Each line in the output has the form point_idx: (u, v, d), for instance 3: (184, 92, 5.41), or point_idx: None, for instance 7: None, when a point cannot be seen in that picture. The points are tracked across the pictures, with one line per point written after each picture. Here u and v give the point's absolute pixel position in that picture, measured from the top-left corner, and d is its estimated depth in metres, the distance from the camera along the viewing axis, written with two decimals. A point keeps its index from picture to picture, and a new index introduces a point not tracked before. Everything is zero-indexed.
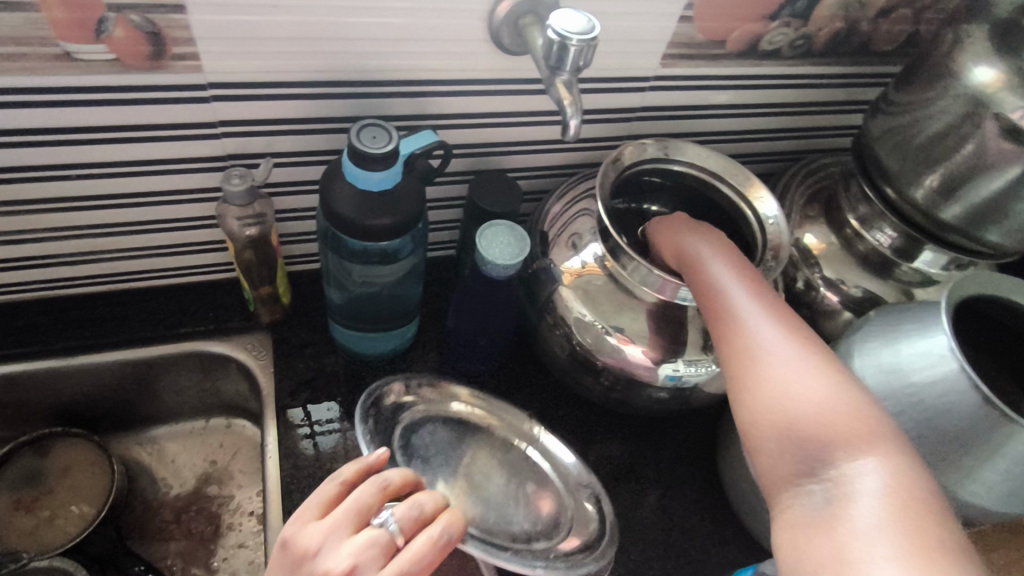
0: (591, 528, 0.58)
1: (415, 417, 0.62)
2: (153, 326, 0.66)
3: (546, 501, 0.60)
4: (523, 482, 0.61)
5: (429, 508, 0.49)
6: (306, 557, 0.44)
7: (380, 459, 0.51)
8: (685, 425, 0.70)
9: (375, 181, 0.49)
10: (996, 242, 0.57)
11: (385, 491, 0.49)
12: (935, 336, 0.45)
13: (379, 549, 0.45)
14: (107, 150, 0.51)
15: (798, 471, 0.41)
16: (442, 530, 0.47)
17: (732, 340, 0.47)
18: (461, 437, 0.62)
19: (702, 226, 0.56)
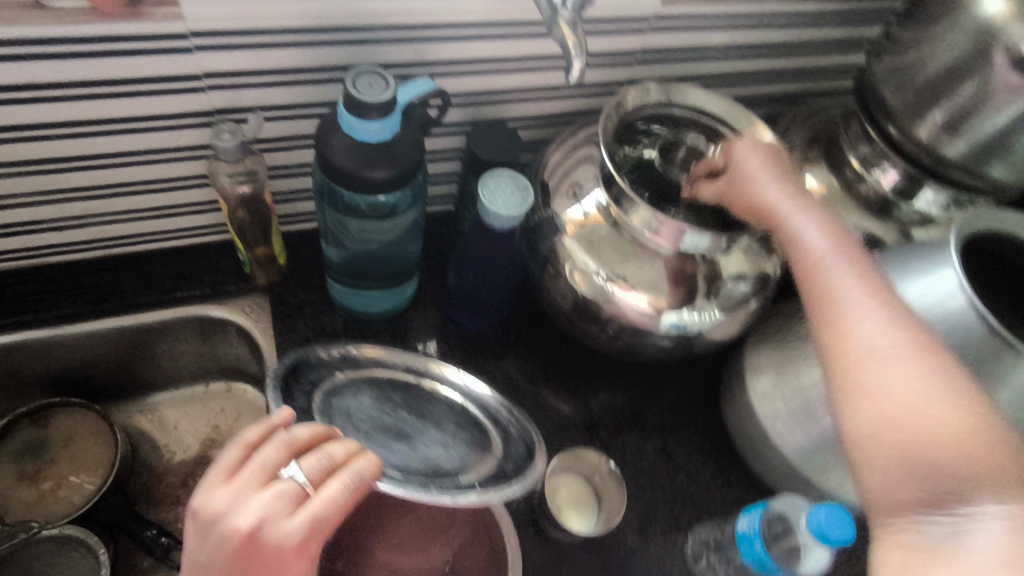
0: (530, 457, 0.54)
1: (336, 382, 0.56)
2: (148, 291, 0.65)
3: (480, 443, 0.56)
4: (454, 432, 0.56)
5: (341, 452, 0.46)
6: (212, 523, 0.42)
7: (285, 416, 0.47)
8: (688, 372, 0.71)
9: (374, 131, 0.47)
10: (998, 177, 0.57)
11: (291, 445, 0.46)
12: (944, 274, 0.46)
13: (287, 501, 0.43)
14: (88, 107, 0.49)
15: (917, 497, 0.39)
16: (355, 472, 0.44)
17: (845, 344, 0.45)
18: (386, 395, 0.57)
19: (812, 210, 0.53)
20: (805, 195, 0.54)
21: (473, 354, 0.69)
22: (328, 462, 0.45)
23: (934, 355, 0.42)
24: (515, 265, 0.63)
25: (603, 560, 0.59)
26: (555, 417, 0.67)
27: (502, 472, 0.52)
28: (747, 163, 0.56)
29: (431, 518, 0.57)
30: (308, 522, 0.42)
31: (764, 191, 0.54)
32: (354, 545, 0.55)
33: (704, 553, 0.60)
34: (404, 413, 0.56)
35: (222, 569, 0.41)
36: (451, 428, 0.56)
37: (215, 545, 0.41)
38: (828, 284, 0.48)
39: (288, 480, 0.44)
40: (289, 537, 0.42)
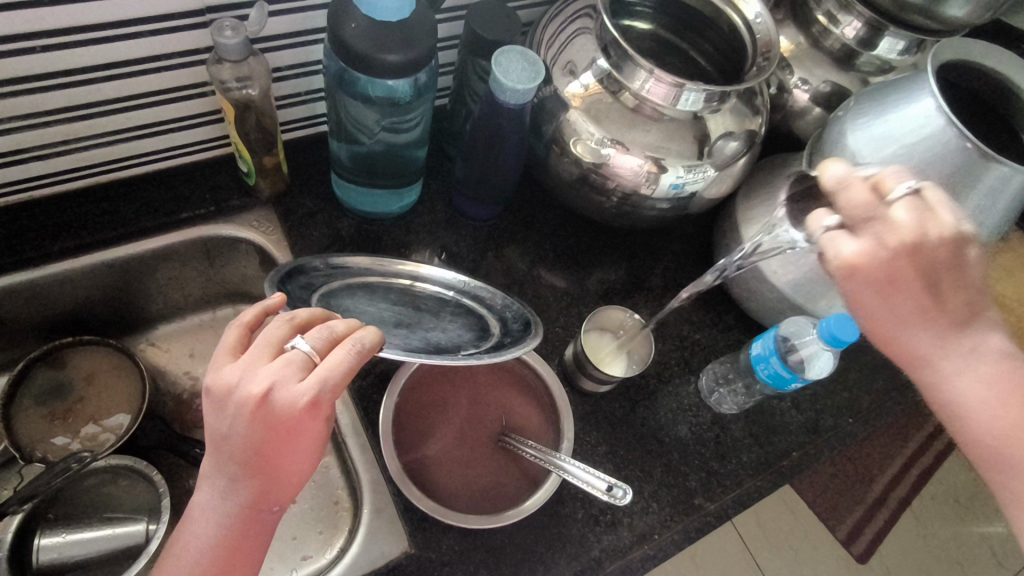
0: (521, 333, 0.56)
1: (330, 286, 0.57)
2: (150, 216, 0.64)
3: (474, 327, 0.58)
4: (447, 319, 0.58)
5: (342, 326, 0.47)
6: (227, 393, 0.44)
7: (280, 300, 0.49)
8: (680, 238, 0.76)
9: (391, 9, 0.47)
10: (953, 16, 0.62)
11: (294, 322, 0.47)
12: (923, 101, 0.51)
13: (296, 367, 0.45)
14: (77, 10, 0.47)
15: None
16: (357, 339, 0.46)
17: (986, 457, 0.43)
18: (376, 294, 0.58)
19: (925, 307, 0.43)
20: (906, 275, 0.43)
21: (483, 242, 0.72)
22: (330, 332, 0.46)
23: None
24: (522, 150, 0.65)
25: (630, 403, 0.66)
26: (569, 290, 0.72)
27: (500, 344, 0.54)
28: (874, 293, 0.44)
29: (480, 387, 0.62)
30: (317, 385, 0.44)
31: (913, 345, 0.44)
32: (416, 419, 0.59)
33: (715, 387, 0.68)
34: (398, 308, 0.57)
35: (244, 431, 0.43)
36: (444, 317, 0.58)
37: (234, 412, 0.44)
38: (996, 426, 0.42)
39: (294, 350, 0.45)
40: (300, 397, 0.43)
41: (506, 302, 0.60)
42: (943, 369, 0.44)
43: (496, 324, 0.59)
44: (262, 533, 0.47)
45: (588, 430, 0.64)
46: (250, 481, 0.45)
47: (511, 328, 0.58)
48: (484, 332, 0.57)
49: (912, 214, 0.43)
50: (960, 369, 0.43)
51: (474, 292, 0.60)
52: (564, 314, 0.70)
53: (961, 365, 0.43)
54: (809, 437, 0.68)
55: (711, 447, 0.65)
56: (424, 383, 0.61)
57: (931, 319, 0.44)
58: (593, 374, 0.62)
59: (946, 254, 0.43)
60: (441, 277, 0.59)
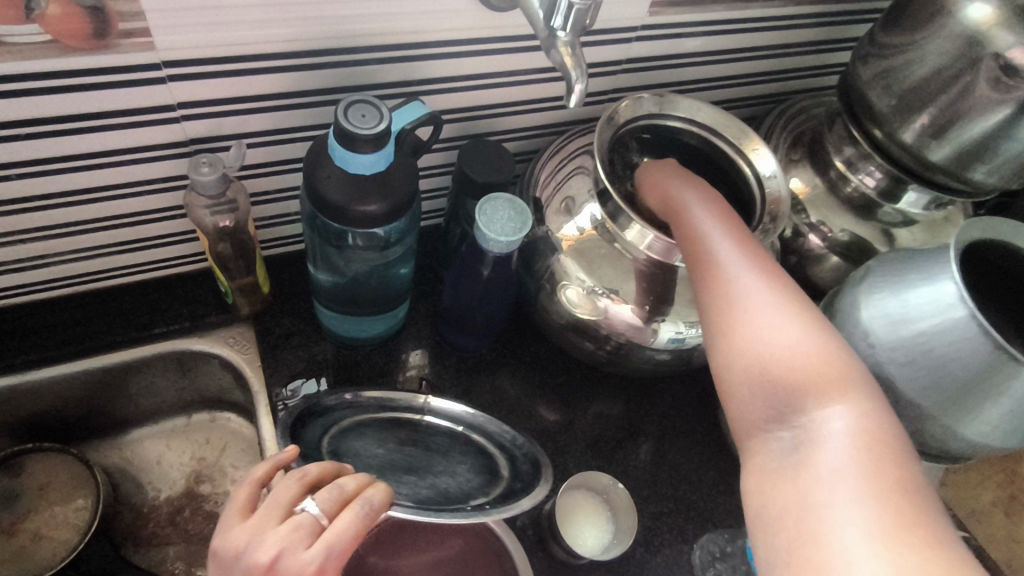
0: (531, 480, 0.52)
1: (341, 424, 0.54)
2: (123, 328, 0.62)
3: (483, 468, 0.54)
4: (456, 462, 0.54)
5: (352, 484, 0.46)
6: (231, 560, 0.41)
7: (292, 454, 0.47)
8: (682, 379, 0.71)
9: (363, 163, 0.45)
10: (982, 181, 0.57)
11: (304, 479, 0.45)
12: (944, 285, 0.46)
13: (304, 532, 0.42)
14: (55, 142, 0.46)
15: (768, 417, 0.42)
16: (366, 501, 0.44)
17: (707, 285, 0.48)
18: (387, 435, 0.54)
19: (683, 170, 0.55)
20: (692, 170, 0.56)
21: (468, 373, 0.68)
22: (340, 492, 0.45)
23: (794, 314, 0.44)
24: (512, 284, 0.62)
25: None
26: (557, 430, 0.66)
27: (511, 490, 0.51)
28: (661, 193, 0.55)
29: (436, 550, 0.56)
30: (325, 551, 0.41)
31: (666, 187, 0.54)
32: None
33: (711, 563, 0.60)
34: (404, 451, 0.54)
35: None
36: (453, 460, 0.54)
37: None
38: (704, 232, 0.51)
39: (303, 513, 0.43)
40: (308, 567, 0.40)
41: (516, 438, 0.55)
42: (676, 183, 0.54)
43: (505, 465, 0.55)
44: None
45: None
46: None
47: (522, 470, 0.54)
48: (493, 475, 0.54)
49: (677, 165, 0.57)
50: (685, 184, 0.54)
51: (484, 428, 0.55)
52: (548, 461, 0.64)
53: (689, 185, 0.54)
54: None
55: None
56: (374, 543, 0.56)
57: (684, 183, 0.54)
58: (565, 546, 0.55)
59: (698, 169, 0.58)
60: (451, 410, 0.55)
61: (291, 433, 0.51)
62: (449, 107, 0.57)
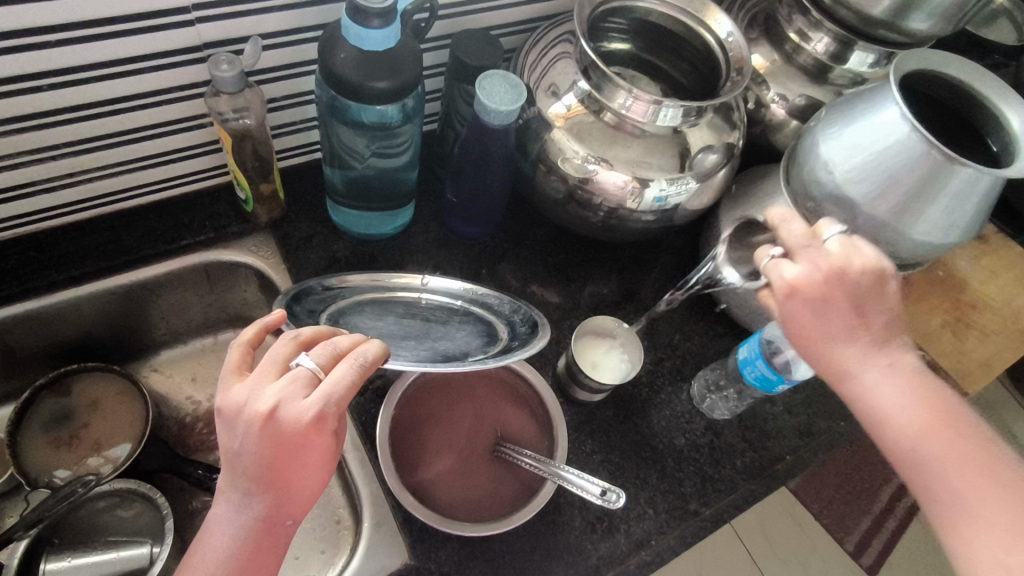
0: (529, 337, 0.52)
1: (338, 305, 0.55)
2: (152, 243, 0.66)
3: (483, 334, 0.54)
4: (454, 327, 0.54)
5: (348, 340, 0.44)
6: (235, 412, 0.41)
7: (280, 316, 0.46)
8: (667, 249, 0.78)
9: (374, 38, 0.49)
10: (916, 29, 0.64)
11: (299, 340, 0.44)
12: (888, 108, 0.54)
13: (301, 384, 0.41)
14: (82, 49, 0.50)
15: None
16: (359, 353, 0.42)
17: (940, 514, 0.44)
18: (386, 310, 0.55)
19: (829, 299, 0.49)
20: (881, 342, 0.49)
21: (476, 260, 0.74)
22: (333, 347, 0.42)
23: None
24: (510, 168, 0.68)
25: (623, 413, 0.67)
26: (562, 304, 0.73)
27: (509, 346, 0.50)
28: (803, 332, 0.50)
29: (472, 400, 0.62)
30: (322, 401, 0.40)
31: (834, 355, 0.49)
32: (411, 438, 0.59)
33: (707, 394, 0.69)
34: (405, 323, 0.54)
35: (252, 453, 0.40)
36: (452, 326, 0.54)
37: (240, 435, 0.40)
38: (909, 435, 0.46)
39: (299, 366, 0.41)
40: (306, 414, 0.39)
41: (512, 308, 0.57)
42: (862, 383, 0.48)
43: (504, 330, 0.55)
44: (277, 549, 0.43)
45: (582, 441, 0.65)
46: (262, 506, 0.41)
47: (522, 332, 0.54)
48: (492, 337, 0.54)
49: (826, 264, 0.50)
50: (875, 383, 0.48)
51: (480, 301, 0.57)
52: (556, 327, 0.72)
53: (891, 396, 0.47)
54: (802, 441, 0.69)
55: (705, 453, 0.66)
56: (411, 401, 0.61)
57: (848, 344, 0.49)
58: (585, 384, 0.63)
59: (874, 278, 0.49)
60: (449, 291, 0.57)
61: (287, 307, 0.51)
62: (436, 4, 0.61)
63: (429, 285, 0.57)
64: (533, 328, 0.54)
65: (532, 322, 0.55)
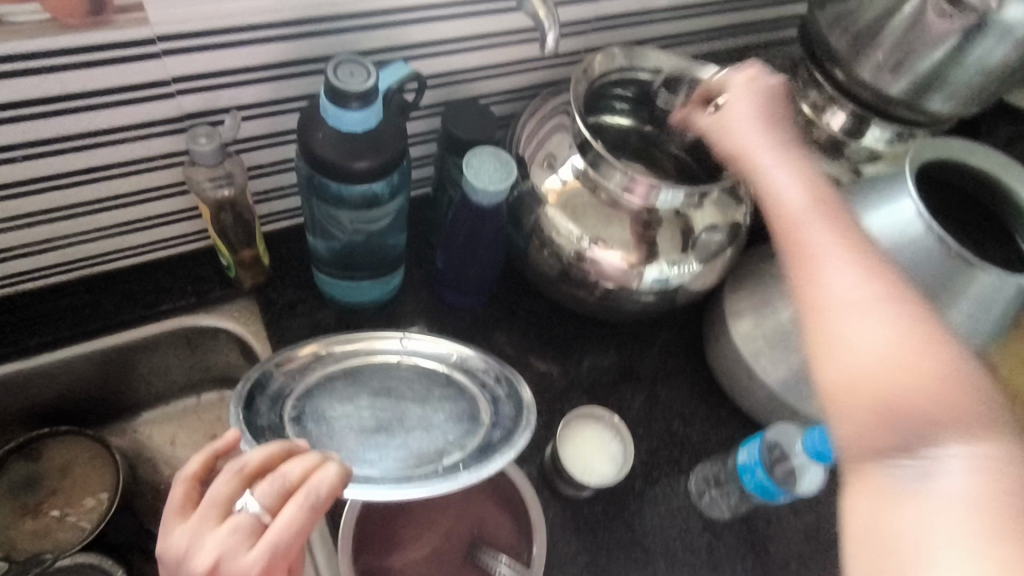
0: (506, 429, 0.53)
1: (307, 382, 0.55)
2: (129, 308, 0.64)
3: (460, 416, 0.55)
4: (430, 408, 0.56)
5: (297, 469, 0.40)
6: (175, 566, 0.37)
7: (234, 439, 0.44)
8: (670, 325, 0.74)
9: (356, 120, 0.47)
10: (937, 109, 0.60)
11: (245, 472, 0.40)
12: (903, 203, 0.49)
13: (245, 532, 0.38)
14: (56, 122, 0.48)
15: (888, 445, 0.37)
16: (311, 488, 0.39)
17: (790, 253, 0.45)
18: (361, 384, 0.56)
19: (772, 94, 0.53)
20: (789, 143, 0.50)
21: (466, 331, 0.71)
22: (282, 482, 0.39)
23: (891, 291, 0.41)
24: (502, 240, 0.65)
25: (614, 507, 0.62)
26: (555, 381, 0.69)
27: (487, 444, 0.52)
28: (726, 134, 0.52)
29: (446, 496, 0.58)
30: (268, 553, 0.37)
31: (744, 140, 0.51)
32: (380, 537, 0.56)
33: (706, 490, 0.64)
34: (378, 404, 0.55)
35: None
36: (429, 406, 0.56)
37: None
38: (798, 212, 0.45)
39: (243, 511, 0.38)
40: (250, 571, 0.36)
41: (494, 373, 0.58)
42: (759, 161, 0.49)
43: (483, 405, 0.56)
44: None
45: (567, 539, 0.60)
46: None
47: (502, 412, 0.55)
48: (470, 420, 0.55)
49: (751, 122, 0.51)
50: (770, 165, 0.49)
51: (461, 368, 0.58)
52: (547, 407, 0.67)
53: (833, 269, 0.42)
54: (810, 545, 0.63)
55: (702, 555, 0.61)
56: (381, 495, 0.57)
57: (818, 230, 0.44)
58: (570, 480, 0.59)
59: (760, 101, 0.52)
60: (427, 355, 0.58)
61: (248, 407, 0.50)
62: (426, 73, 0.59)
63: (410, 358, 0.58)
64: (514, 408, 0.55)
65: (514, 396, 0.56)
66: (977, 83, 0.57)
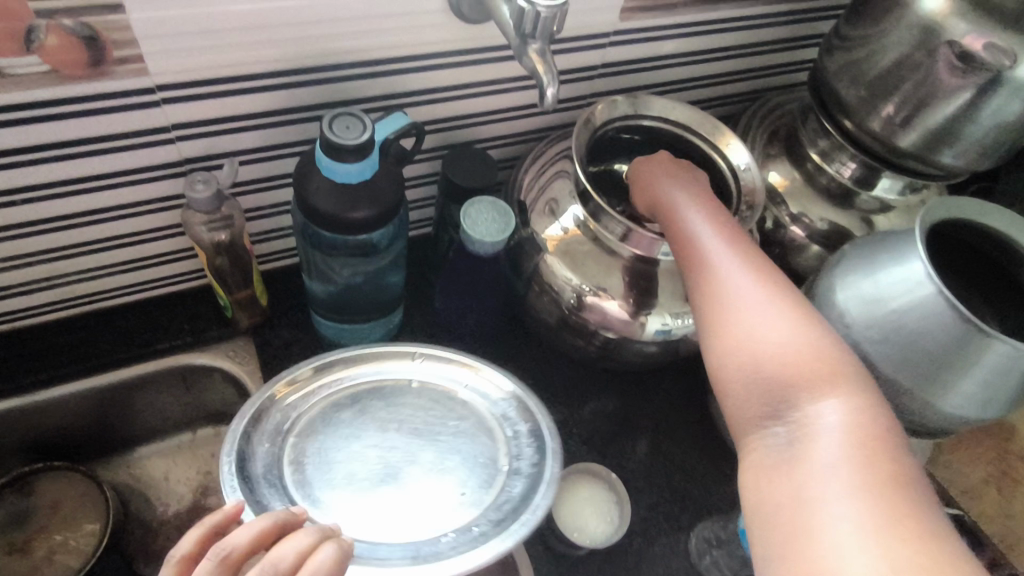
0: (526, 485, 0.53)
1: (316, 409, 0.56)
2: (126, 346, 0.64)
3: (477, 459, 0.55)
4: (445, 447, 0.56)
5: (293, 551, 0.40)
6: None
7: (233, 512, 0.44)
8: (674, 373, 0.72)
9: (353, 173, 0.47)
10: (949, 164, 0.59)
11: (239, 551, 0.40)
12: (911, 264, 0.48)
13: None
14: (55, 167, 0.49)
15: (763, 413, 0.43)
16: (308, 574, 0.39)
17: (684, 254, 0.51)
18: (372, 413, 0.57)
19: (682, 164, 0.58)
20: (686, 164, 0.58)
21: None
22: (278, 565, 0.39)
23: (766, 275, 0.47)
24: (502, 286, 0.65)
25: (610, 566, 0.60)
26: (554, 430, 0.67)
27: (510, 509, 0.52)
28: (637, 172, 0.58)
29: None
30: None
31: (644, 169, 0.58)
32: None
33: (707, 549, 0.62)
34: (389, 439, 0.55)
35: None
36: (444, 446, 0.56)
37: None
38: (689, 219, 0.53)
39: None
40: None
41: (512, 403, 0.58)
42: (661, 180, 0.56)
43: (500, 444, 0.56)
44: None
45: None
46: None
47: (523, 451, 0.55)
48: (488, 465, 0.55)
49: (654, 188, 0.56)
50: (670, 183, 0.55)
51: (476, 399, 0.58)
52: None
53: (727, 267, 0.48)
54: None
55: None
56: None
57: (709, 230, 0.51)
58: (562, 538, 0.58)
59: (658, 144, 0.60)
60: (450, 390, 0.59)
61: (248, 445, 0.52)
62: (427, 119, 0.59)
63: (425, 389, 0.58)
64: (535, 452, 0.55)
65: (538, 438, 0.56)
66: (992, 139, 0.56)
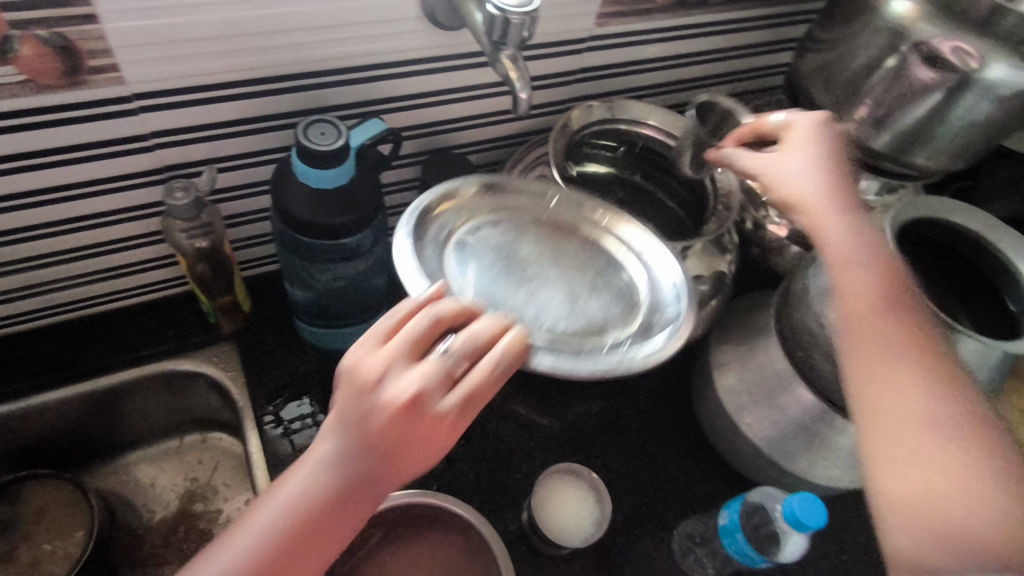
0: (674, 311, 0.51)
1: (466, 219, 0.54)
2: (110, 353, 0.65)
3: (621, 295, 0.53)
4: (592, 278, 0.54)
5: (484, 329, 0.42)
6: (372, 385, 0.40)
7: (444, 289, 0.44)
8: (656, 374, 0.72)
9: (329, 178, 0.47)
10: (923, 164, 0.59)
11: (444, 320, 0.42)
12: None
13: (438, 378, 0.40)
14: (34, 176, 0.49)
15: (930, 559, 0.36)
16: (495, 347, 0.41)
17: (852, 340, 0.43)
18: (519, 234, 0.55)
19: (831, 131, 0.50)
20: (849, 190, 0.48)
21: None
22: (475, 341, 0.41)
23: (953, 393, 0.39)
24: None
25: (594, 566, 0.60)
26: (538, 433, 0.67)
27: (648, 329, 0.50)
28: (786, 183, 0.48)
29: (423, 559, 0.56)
30: (461, 404, 0.40)
31: (804, 182, 0.48)
32: None
33: (691, 548, 0.62)
34: (537, 256, 0.54)
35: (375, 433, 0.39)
36: (591, 275, 0.54)
37: (366, 410, 0.40)
38: (860, 302, 0.44)
39: (443, 354, 0.41)
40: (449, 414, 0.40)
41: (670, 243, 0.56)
42: (826, 232, 0.46)
43: (657, 280, 0.54)
44: None
45: None
46: (350, 502, 0.40)
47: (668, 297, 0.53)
48: (631, 298, 0.53)
49: (814, 174, 0.48)
50: (837, 239, 0.46)
51: (626, 233, 0.56)
52: (527, 460, 0.65)
53: (891, 350, 0.41)
54: None
55: None
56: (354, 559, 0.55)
57: (887, 315, 0.43)
58: (547, 540, 0.58)
59: (826, 131, 0.50)
60: (580, 216, 0.57)
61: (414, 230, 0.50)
62: (405, 125, 0.59)
63: (581, 225, 0.56)
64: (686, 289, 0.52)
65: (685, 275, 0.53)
66: (963, 139, 0.56)
